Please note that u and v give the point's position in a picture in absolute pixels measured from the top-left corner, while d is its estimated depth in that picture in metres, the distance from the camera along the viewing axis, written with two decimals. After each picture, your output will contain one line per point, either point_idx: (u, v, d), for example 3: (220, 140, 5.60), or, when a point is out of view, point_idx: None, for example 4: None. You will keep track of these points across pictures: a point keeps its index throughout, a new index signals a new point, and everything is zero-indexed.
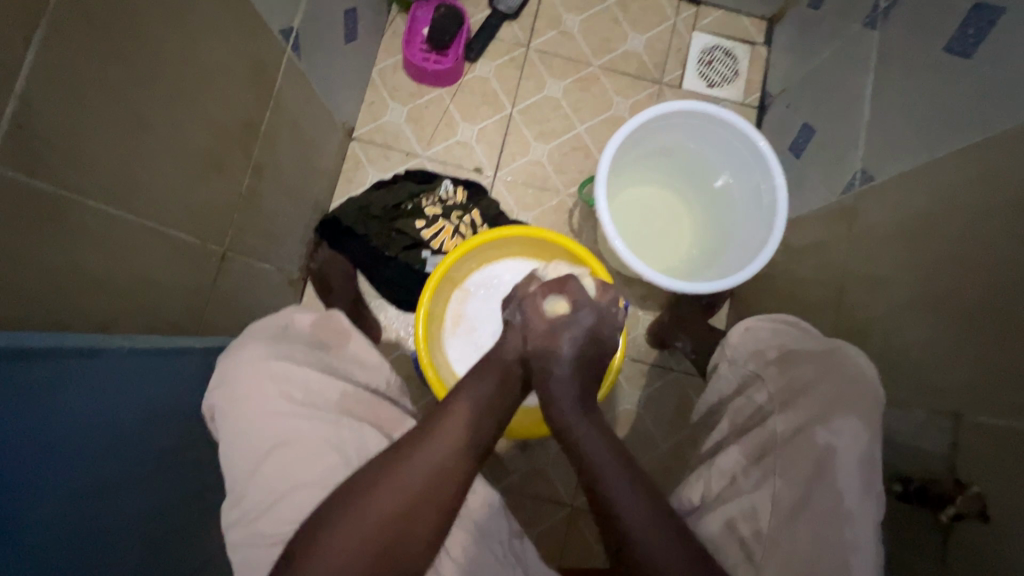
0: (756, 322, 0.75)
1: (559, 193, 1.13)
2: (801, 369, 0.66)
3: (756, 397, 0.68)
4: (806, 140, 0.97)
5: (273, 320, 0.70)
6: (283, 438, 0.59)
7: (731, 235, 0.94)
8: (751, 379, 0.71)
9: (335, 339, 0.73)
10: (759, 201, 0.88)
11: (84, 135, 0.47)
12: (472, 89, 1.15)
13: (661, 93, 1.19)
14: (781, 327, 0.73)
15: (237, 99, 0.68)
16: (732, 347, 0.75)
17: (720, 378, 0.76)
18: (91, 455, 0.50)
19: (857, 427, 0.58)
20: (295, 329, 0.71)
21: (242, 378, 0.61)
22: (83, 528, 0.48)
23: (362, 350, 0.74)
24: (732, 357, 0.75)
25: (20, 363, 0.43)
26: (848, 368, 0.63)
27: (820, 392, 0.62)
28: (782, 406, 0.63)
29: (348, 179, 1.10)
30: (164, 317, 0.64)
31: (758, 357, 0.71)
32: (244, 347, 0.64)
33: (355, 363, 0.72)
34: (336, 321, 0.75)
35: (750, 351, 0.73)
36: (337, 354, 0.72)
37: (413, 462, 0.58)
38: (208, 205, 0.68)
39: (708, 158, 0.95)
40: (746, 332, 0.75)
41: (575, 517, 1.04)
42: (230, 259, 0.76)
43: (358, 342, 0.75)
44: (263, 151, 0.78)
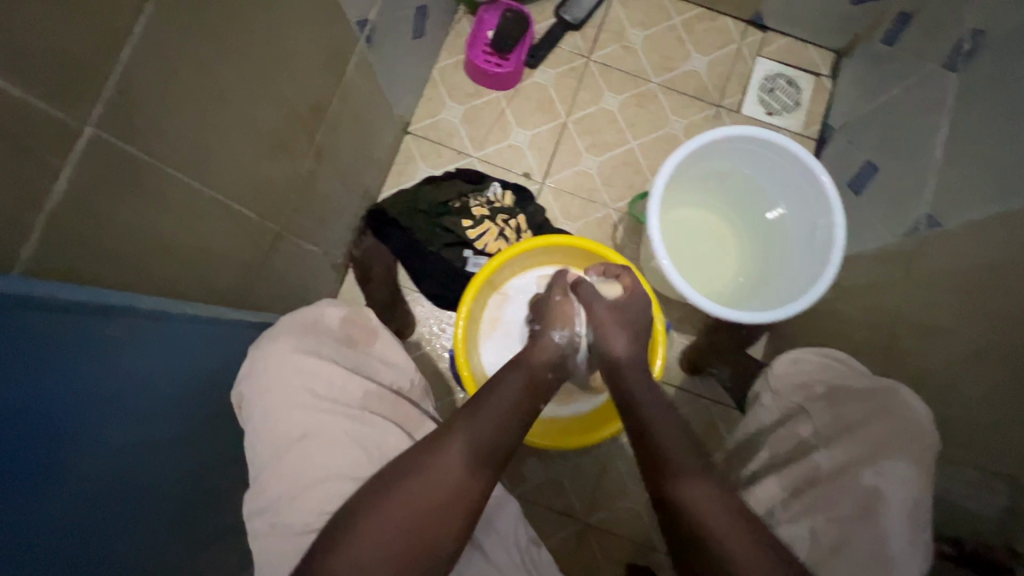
0: (803, 354, 0.71)
1: (605, 206, 1.13)
2: (850, 407, 0.65)
3: (800, 430, 0.66)
4: (867, 178, 0.95)
5: (304, 313, 0.69)
6: (310, 431, 0.60)
7: (781, 268, 0.92)
8: (795, 412, 0.68)
9: (364, 336, 0.73)
10: (814, 237, 0.85)
11: (171, 106, 0.49)
12: (529, 95, 1.16)
13: (718, 116, 1.17)
14: (828, 362, 0.70)
15: (310, 85, 0.70)
16: (776, 376, 0.70)
17: (759, 410, 0.71)
18: (139, 417, 0.51)
19: (903, 470, 0.58)
20: (325, 324, 0.70)
21: (273, 371, 0.62)
22: (123, 485, 0.49)
23: (389, 349, 0.74)
24: (776, 390, 0.69)
25: (99, 318, 0.45)
26: (902, 413, 0.62)
27: (869, 437, 0.62)
28: (827, 443, 0.63)
29: (399, 172, 1.12)
30: (220, 287, 0.66)
31: (803, 390, 0.68)
32: (272, 342, 0.64)
33: (381, 362, 0.72)
34: (366, 317, 0.74)
35: (795, 387, 0.69)
36: (364, 351, 0.71)
37: (426, 473, 0.57)
38: (272, 184, 0.70)
39: (764, 188, 0.93)
40: (795, 365, 0.70)
41: (587, 533, 1.02)
42: (284, 239, 0.78)
43: (384, 341, 0.74)
44: (327, 136, 0.80)
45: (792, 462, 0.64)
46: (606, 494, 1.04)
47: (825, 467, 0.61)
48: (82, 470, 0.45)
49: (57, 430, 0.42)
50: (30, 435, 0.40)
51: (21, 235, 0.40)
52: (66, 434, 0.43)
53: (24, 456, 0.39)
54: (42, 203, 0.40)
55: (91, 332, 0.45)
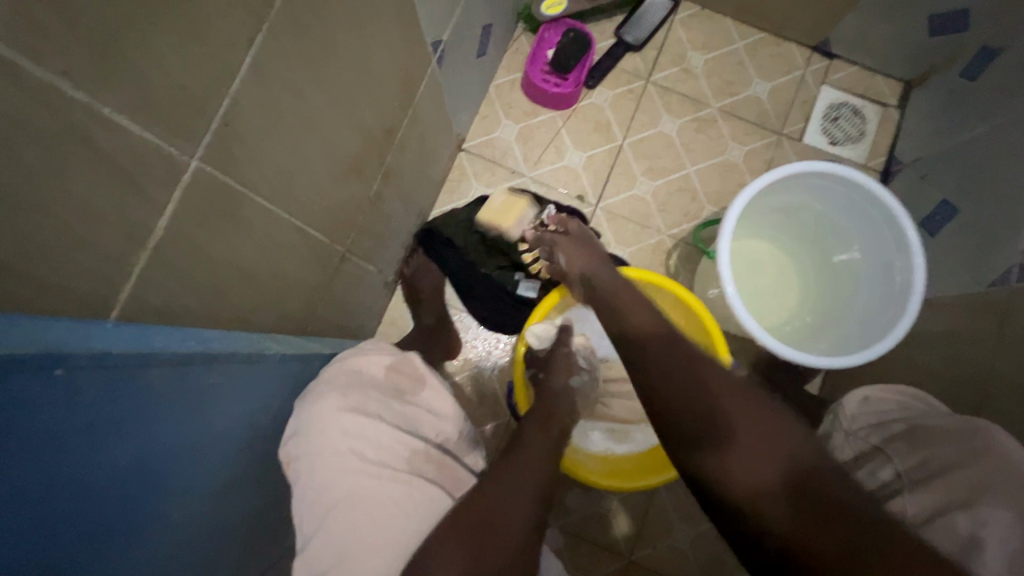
0: (875, 392, 0.72)
1: (659, 232, 1.10)
2: (935, 448, 0.62)
3: (881, 472, 0.65)
4: (944, 218, 0.91)
5: (347, 362, 0.63)
6: (356, 496, 0.51)
7: (849, 310, 0.88)
8: (872, 452, 0.67)
9: (411, 385, 0.64)
10: (890, 281, 0.82)
11: (263, 132, 0.48)
12: (586, 116, 1.13)
13: (780, 144, 1.14)
14: (908, 402, 0.70)
15: (386, 107, 0.68)
16: (849, 416, 0.72)
17: (834, 445, 0.73)
18: (236, 461, 0.50)
19: (1007, 520, 0.53)
20: (369, 372, 0.63)
21: (317, 428, 0.54)
22: (228, 531, 0.48)
23: (436, 399, 0.65)
24: (850, 428, 0.71)
25: (197, 364, 0.45)
26: (992, 456, 0.57)
27: (959, 480, 0.58)
28: (911, 488, 0.61)
29: (451, 190, 1.10)
30: (288, 311, 0.65)
31: (879, 429, 0.69)
32: (318, 395, 0.58)
33: (428, 412, 0.63)
34: (412, 362, 0.66)
35: (869, 426, 0.70)
36: (411, 404, 0.62)
37: (473, 520, 0.49)
38: (343, 207, 0.68)
39: (836, 227, 0.90)
40: (866, 403, 0.72)
41: (631, 570, 0.99)
42: (347, 260, 0.76)
43: (433, 389, 0.65)
44: (394, 156, 0.78)
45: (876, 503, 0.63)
46: (651, 530, 1.00)
47: (914, 513, 0.59)
48: (193, 518, 0.44)
49: (163, 469, 0.40)
50: (145, 490, 0.38)
51: (123, 273, 0.38)
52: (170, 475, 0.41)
53: (141, 511, 0.38)
54: (145, 240, 0.39)
55: (192, 377, 0.44)
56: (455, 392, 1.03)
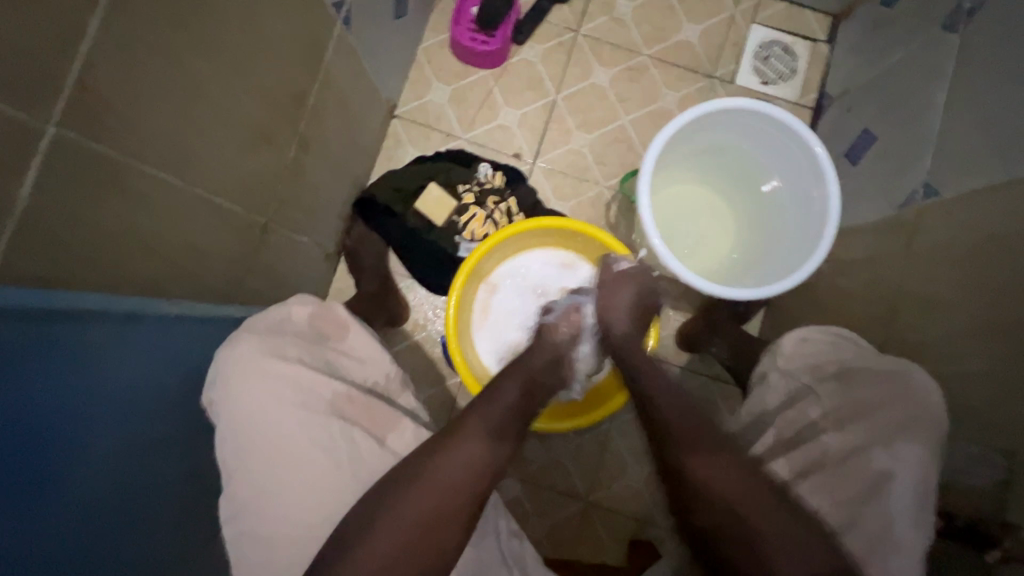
0: (812, 333, 0.68)
1: (598, 185, 1.11)
2: (864, 389, 0.61)
3: (809, 411, 0.62)
4: (864, 147, 0.93)
5: (269, 312, 0.64)
6: (275, 437, 0.56)
7: (776, 241, 0.90)
8: (801, 392, 0.64)
9: (335, 332, 0.67)
10: (809, 207, 0.84)
11: (140, 101, 0.47)
12: (517, 73, 1.13)
13: (712, 88, 1.14)
14: (839, 341, 0.67)
15: (289, 72, 0.68)
16: (784, 356, 0.68)
17: (767, 387, 0.67)
18: (122, 421, 0.50)
19: (918, 455, 0.55)
20: (292, 321, 0.65)
21: (237, 378, 0.57)
22: (118, 489, 0.49)
23: (362, 344, 0.68)
24: (784, 368, 0.67)
25: (62, 324, 0.45)
26: (915, 397, 0.58)
27: (876, 422, 0.59)
28: (837, 426, 0.60)
29: (387, 158, 1.10)
30: (206, 283, 0.66)
31: (814, 369, 0.65)
32: (235, 340, 0.60)
33: (353, 357, 0.67)
34: (335, 310, 0.69)
35: (805, 367, 0.66)
36: (334, 348, 0.66)
37: (435, 464, 0.56)
38: (255, 175, 0.68)
39: (758, 161, 0.91)
40: (803, 343, 0.67)
41: (589, 511, 1.04)
42: (271, 230, 0.77)
43: (358, 334, 0.69)
44: (310, 123, 0.78)
45: (798, 445, 0.61)
46: (605, 472, 1.05)
47: (831, 451, 0.59)
48: (77, 473, 0.45)
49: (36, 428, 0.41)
50: (10, 448, 0.39)
51: None
52: (46, 435, 0.42)
53: (14, 466, 0.39)
54: (12, 210, 0.39)
55: (57, 337, 0.44)
56: (407, 357, 1.06)
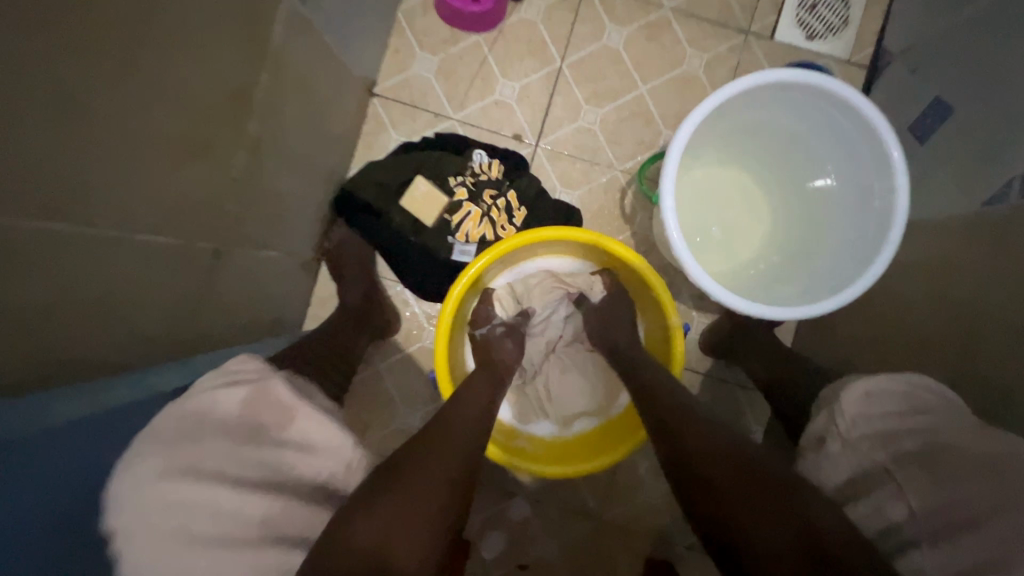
0: (879, 384, 0.50)
1: (611, 168, 0.96)
2: (963, 476, 0.41)
3: (890, 508, 0.43)
4: (936, 121, 0.76)
5: (178, 406, 0.42)
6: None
7: (824, 244, 0.75)
8: (876, 474, 0.45)
9: (268, 426, 0.45)
10: (870, 206, 0.69)
11: (17, 137, 0.35)
12: (515, 37, 0.96)
13: (747, 46, 0.96)
14: (915, 393, 0.48)
15: (225, 65, 0.54)
16: (846, 417, 0.49)
17: (824, 460, 0.50)
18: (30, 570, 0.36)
19: None
20: (216, 414, 0.43)
21: (133, 508, 0.37)
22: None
23: (314, 435, 0.46)
24: (847, 437, 0.48)
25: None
26: None
27: (997, 532, 0.38)
28: (930, 540, 0.40)
29: (368, 145, 0.95)
30: (148, 333, 0.55)
31: (883, 440, 0.46)
32: (129, 458, 0.39)
33: (304, 450, 0.45)
34: (269, 395, 0.47)
35: (871, 439, 0.47)
36: (259, 457, 0.43)
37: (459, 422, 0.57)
38: (193, 196, 0.56)
39: (811, 148, 0.76)
40: (868, 399, 0.49)
41: (602, 530, 0.96)
42: (225, 254, 0.65)
43: (307, 423, 0.46)
44: (263, 120, 0.64)
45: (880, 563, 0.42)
46: (620, 489, 0.96)
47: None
48: None
49: None
50: None
51: None
52: None
53: None
54: None
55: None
56: (400, 371, 0.96)
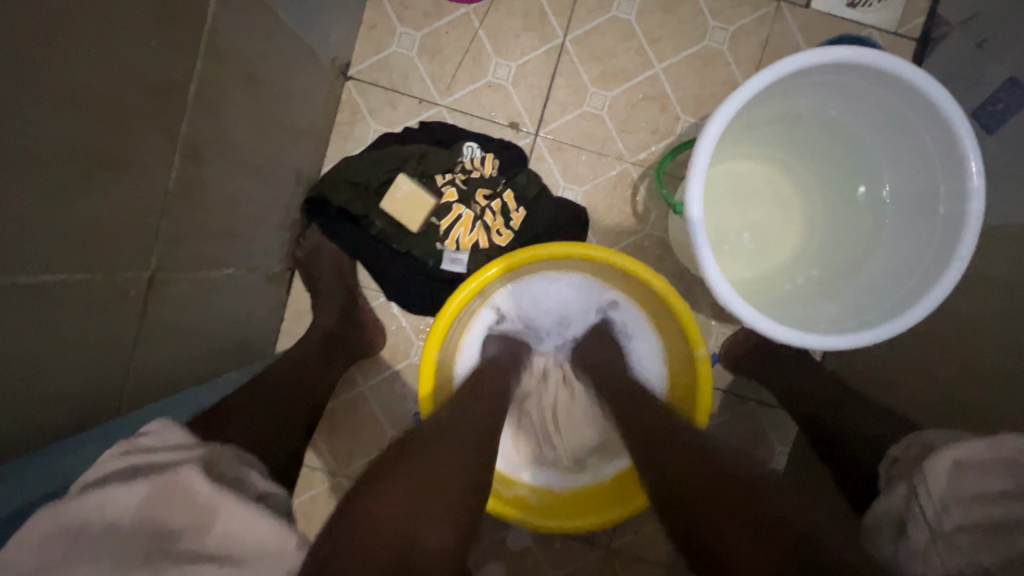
0: (971, 453, 0.40)
1: (621, 161, 0.84)
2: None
3: None
4: (1009, 106, 0.65)
5: (41, 518, 0.34)
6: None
7: (872, 258, 0.64)
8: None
9: (184, 526, 0.36)
10: (933, 215, 0.58)
11: None
12: (511, 7, 0.83)
13: (778, 15, 0.83)
14: (1022, 465, 0.39)
15: (135, 51, 0.42)
16: (933, 500, 0.40)
17: (919, 562, 0.40)
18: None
19: None
20: (97, 524, 0.34)
21: None
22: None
23: (240, 535, 0.37)
24: (938, 528, 0.39)
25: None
26: None
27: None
28: None
29: (343, 136, 0.83)
30: (59, 392, 0.44)
31: (992, 535, 0.37)
32: None
33: (225, 565, 0.35)
34: (188, 487, 0.37)
35: (972, 533, 0.38)
36: (174, 571, 0.34)
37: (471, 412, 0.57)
38: (110, 217, 0.45)
39: (866, 147, 0.65)
40: (957, 474, 0.40)
41: (611, 559, 0.88)
42: (165, 280, 0.54)
43: (233, 517, 0.37)
44: (202, 117, 0.53)
45: None
46: (631, 516, 0.88)
47: None
48: None
49: None
50: None
51: None
52: None
53: None
54: None
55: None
56: (386, 391, 0.86)
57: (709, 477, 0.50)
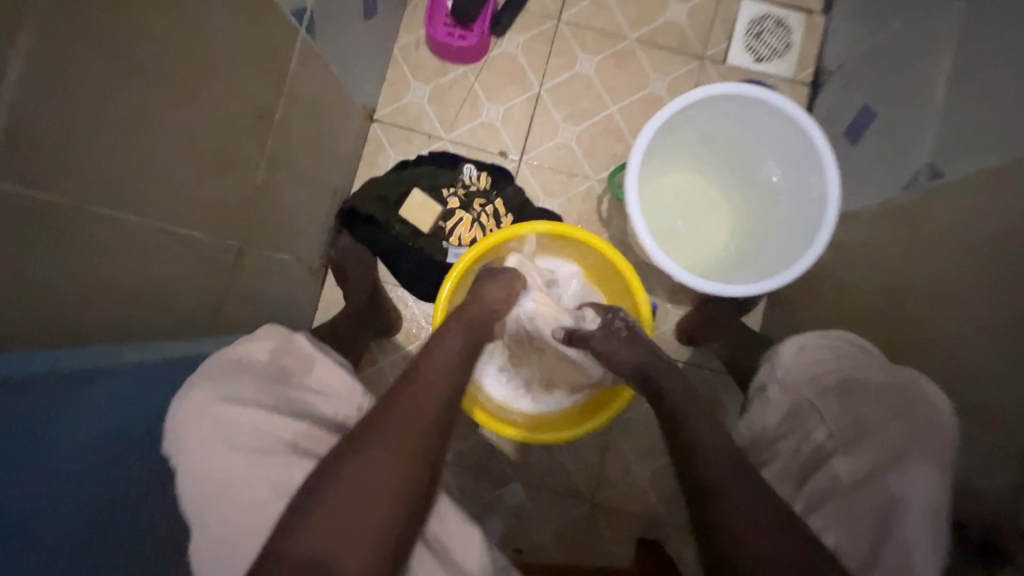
0: (811, 340, 0.63)
1: (588, 179, 1.07)
2: (862, 402, 0.56)
3: (814, 435, 0.57)
4: (864, 125, 0.88)
5: (224, 351, 0.60)
6: (234, 484, 0.51)
7: (774, 232, 0.85)
8: (805, 408, 0.59)
9: (298, 368, 0.64)
10: (808, 198, 0.79)
11: (83, 138, 0.45)
12: (498, 67, 1.08)
13: (703, 69, 1.09)
14: (841, 345, 0.62)
15: (247, 88, 0.64)
16: (783, 368, 0.63)
17: (768, 404, 0.62)
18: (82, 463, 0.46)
19: (931, 478, 0.49)
20: (251, 359, 0.61)
21: (185, 423, 0.52)
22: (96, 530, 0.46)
23: (329, 376, 0.65)
24: (786, 384, 0.62)
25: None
26: (922, 412, 0.52)
27: (883, 436, 0.53)
28: (845, 450, 0.54)
29: (369, 164, 1.07)
30: (179, 314, 0.64)
31: (814, 383, 0.60)
32: (184, 392, 0.54)
33: (321, 393, 0.63)
34: (298, 345, 0.66)
35: (805, 382, 0.61)
36: (298, 386, 0.62)
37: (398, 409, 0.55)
38: (221, 197, 0.66)
39: (754, 148, 0.87)
40: (801, 352, 0.63)
41: (594, 513, 1.02)
42: (247, 252, 0.75)
43: (324, 367, 0.65)
44: (279, 138, 0.75)
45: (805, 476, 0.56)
46: (610, 473, 1.03)
47: (843, 479, 0.53)
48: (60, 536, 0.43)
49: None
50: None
51: None
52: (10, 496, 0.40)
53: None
54: None
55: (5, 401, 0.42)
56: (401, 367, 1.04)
57: (723, 468, 0.55)
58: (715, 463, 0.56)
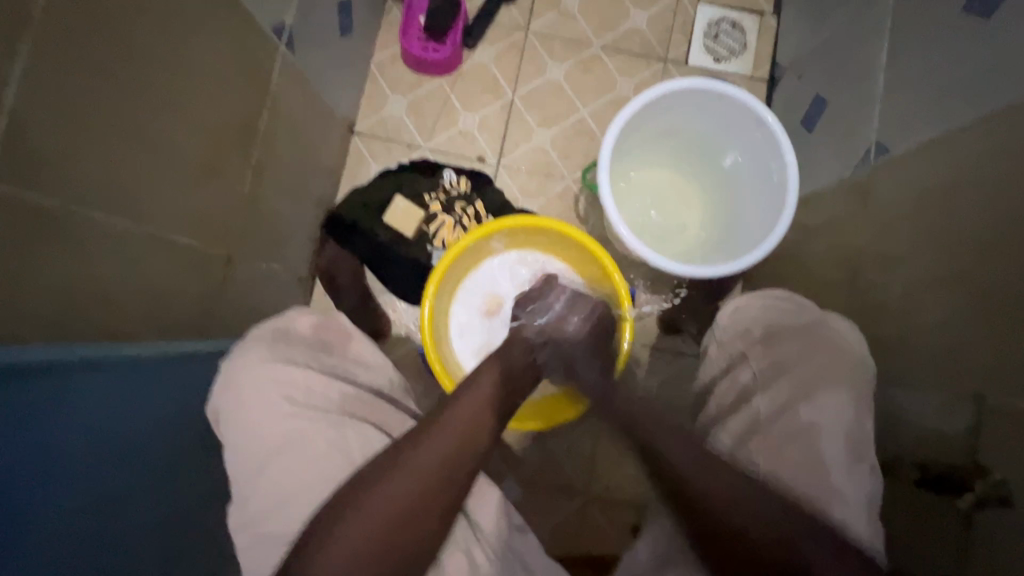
0: (744, 301, 0.70)
1: (564, 179, 1.11)
2: (786, 346, 0.65)
3: (742, 376, 0.66)
4: (817, 113, 0.94)
5: (274, 322, 0.67)
6: (292, 438, 0.58)
7: (744, 215, 0.90)
8: (737, 359, 0.67)
9: (339, 340, 0.70)
10: (770, 179, 0.85)
11: (80, 144, 0.47)
12: (472, 77, 1.13)
13: (666, 71, 1.15)
14: (769, 303, 0.69)
15: (232, 100, 0.67)
16: (722, 328, 0.70)
17: (708, 361, 0.71)
18: (77, 455, 0.49)
19: (844, 399, 0.60)
20: (298, 331, 0.68)
21: (242, 380, 0.60)
22: (72, 526, 0.47)
23: (366, 350, 0.72)
24: (722, 341, 0.70)
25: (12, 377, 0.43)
26: (833, 346, 0.64)
27: (803, 372, 0.63)
28: (765, 387, 0.64)
29: (351, 176, 1.10)
30: (172, 320, 0.66)
31: (744, 336, 0.68)
32: (241, 350, 0.63)
33: (361, 363, 0.70)
34: (338, 321, 0.72)
35: (738, 338, 0.68)
36: (341, 355, 0.69)
37: (422, 455, 0.58)
38: (210, 205, 0.68)
39: (715, 137, 0.92)
40: (737, 311, 0.70)
41: (591, 503, 1.04)
42: (236, 260, 0.77)
43: (361, 342, 0.72)
44: (264, 149, 0.78)
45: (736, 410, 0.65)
46: (604, 462, 1.05)
47: (764, 411, 0.63)
48: (56, 522, 0.46)
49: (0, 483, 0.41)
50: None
51: None
52: (11, 486, 0.42)
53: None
54: None
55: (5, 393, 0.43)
56: None
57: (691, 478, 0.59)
58: (705, 469, 0.59)
